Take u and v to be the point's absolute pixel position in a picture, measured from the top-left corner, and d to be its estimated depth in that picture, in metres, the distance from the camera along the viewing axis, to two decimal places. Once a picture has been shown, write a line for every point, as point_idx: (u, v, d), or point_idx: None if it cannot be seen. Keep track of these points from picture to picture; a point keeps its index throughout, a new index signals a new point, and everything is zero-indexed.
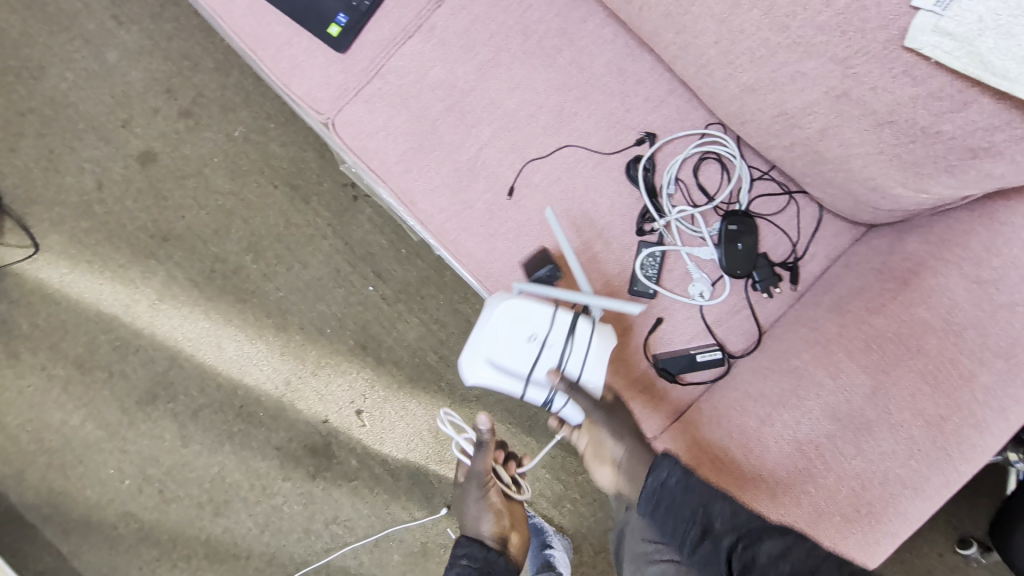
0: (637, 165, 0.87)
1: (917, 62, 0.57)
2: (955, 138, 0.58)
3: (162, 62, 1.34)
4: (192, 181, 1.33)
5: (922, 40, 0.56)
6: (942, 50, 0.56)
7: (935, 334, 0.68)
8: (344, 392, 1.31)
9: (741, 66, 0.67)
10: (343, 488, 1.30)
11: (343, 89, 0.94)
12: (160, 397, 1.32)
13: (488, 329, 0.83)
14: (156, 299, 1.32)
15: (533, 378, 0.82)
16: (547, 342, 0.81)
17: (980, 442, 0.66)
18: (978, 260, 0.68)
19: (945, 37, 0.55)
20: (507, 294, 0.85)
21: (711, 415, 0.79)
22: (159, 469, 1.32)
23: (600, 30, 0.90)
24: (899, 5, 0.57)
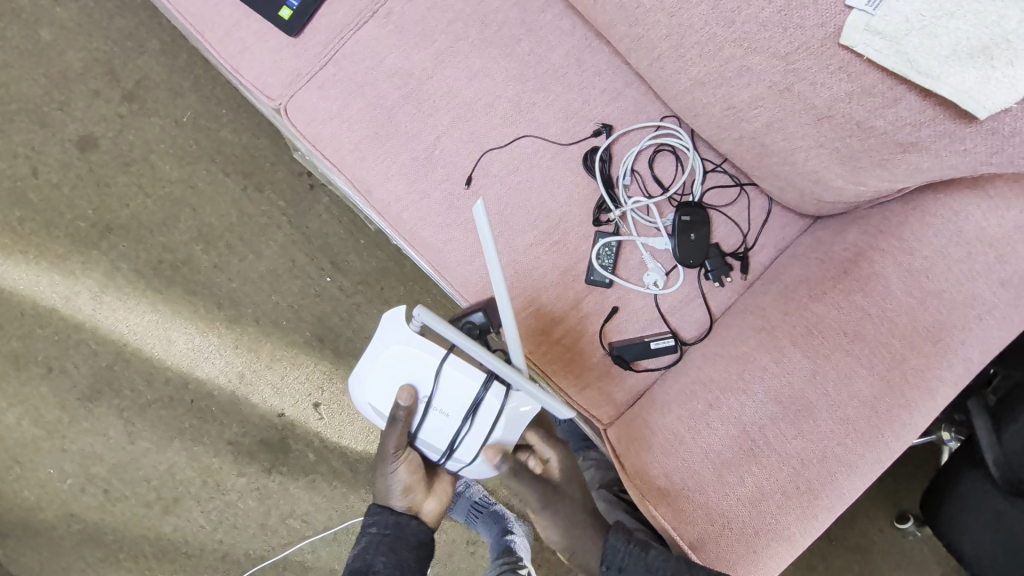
0: (594, 157, 0.88)
1: (852, 59, 0.59)
2: (887, 133, 0.61)
3: (102, 42, 1.28)
4: (137, 167, 1.28)
5: (855, 38, 0.58)
6: (872, 48, 0.58)
7: (871, 320, 0.72)
8: (301, 385, 1.28)
9: (691, 61, 0.69)
10: (300, 482, 1.28)
11: (296, 75, 0.91)
12: (103, 393, 1.27)
13: (382, 375, 0.76)
14: (98, 291, 1.27)
15: (421, 439, 0.77)
16: (443, 410, 0.75)
17: (909, 421, 0.72)
18: (911, 250, 0.72)
19: (876, 35, 0.57)
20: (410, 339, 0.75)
21: (662, 400, 0.81)
22: (103, 468, 1.27)
23: (558, 21, 0.90)
24: (835, 4, 0.58)
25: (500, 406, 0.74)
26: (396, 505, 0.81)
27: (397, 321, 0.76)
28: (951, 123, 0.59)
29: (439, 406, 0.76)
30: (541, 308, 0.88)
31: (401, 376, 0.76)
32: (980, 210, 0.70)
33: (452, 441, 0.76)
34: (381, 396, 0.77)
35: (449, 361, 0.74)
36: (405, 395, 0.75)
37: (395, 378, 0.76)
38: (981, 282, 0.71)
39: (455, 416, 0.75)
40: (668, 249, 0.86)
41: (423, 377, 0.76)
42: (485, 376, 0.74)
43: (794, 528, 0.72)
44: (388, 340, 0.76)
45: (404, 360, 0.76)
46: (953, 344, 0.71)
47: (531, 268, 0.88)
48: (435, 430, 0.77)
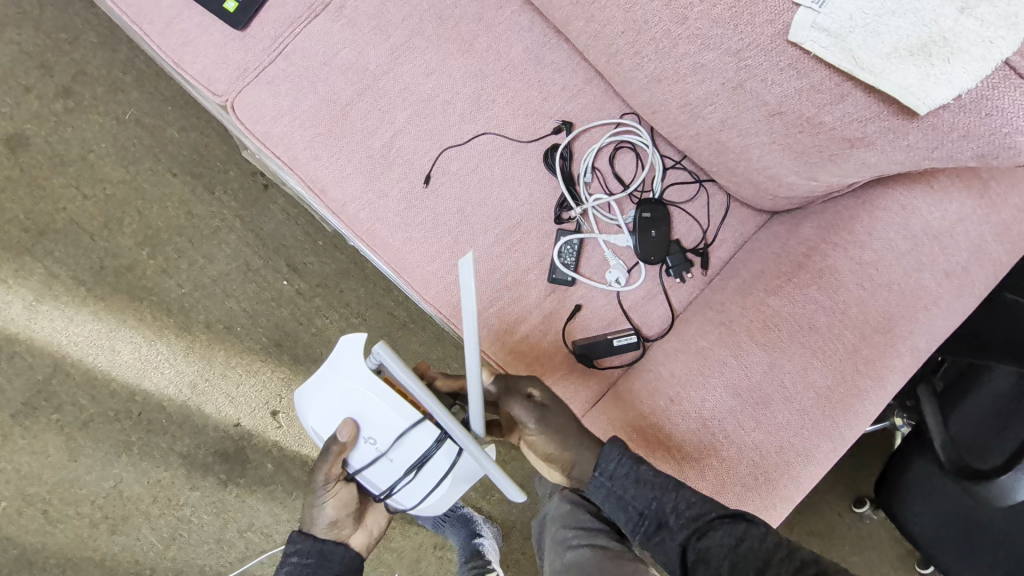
0: (555, 154, 0.87)
1: (800, 56, 0.60)
2: (835, 129, 0.62)
3: (33, 35, 1.20)
4: (75, 167, 1.20)
5: (803, 35, 0.58)
6: (820, 45, 0.58)
7: (824, 312, 0.74)
8: (258, 392, 1.23)
9: (647, 57, 0.69)
10: (258, 494, 1.23)
11: (243, 69, 0.87)
12: (41, 408, 1.19)
13: (328, 405, 0.72)
14: (33, 299, 1.19)
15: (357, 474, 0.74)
16: (387, 456, 0.72)
17: (860, 409, 0.74)
18: (861, 243, 0.74)
19: (822, 32, 0.57)
20: (364, 378, 0.71)
21: (623, 396, 0.81)
22: (42, 488, 1.19)
23: (516, 17, 0.89)
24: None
25: (448, 463, 0.73)
26: (320, 534, 0.79)
27: (355, 355, 0.71)
28: (895, 119, 0.59)
29: (383, 448, 0.72)
30: (502, 308, 0.87)
31: (348, 409, 0.72)
32: (924, 203, 0.73)
33: (390, 487, 0.74)
34: (322, 424, 0.73)
35: (402, 411, 0.71)
36: (346, 432, 0.71)
37: (341, 410, 0.72)
38: (926, 273, 0.73)
39: (398, 465, 0.72)
40: (630, 247, 0.87)
41: (370, 418, 0.71)
42: (438, 434, 0.71)
43: None
44: (342, 370, 0.72)
45: (354, 396, 0.71)
46: (901, 334, 0.74)
47: (493, 267, 0.87)
48: (375, 472, 0.73)
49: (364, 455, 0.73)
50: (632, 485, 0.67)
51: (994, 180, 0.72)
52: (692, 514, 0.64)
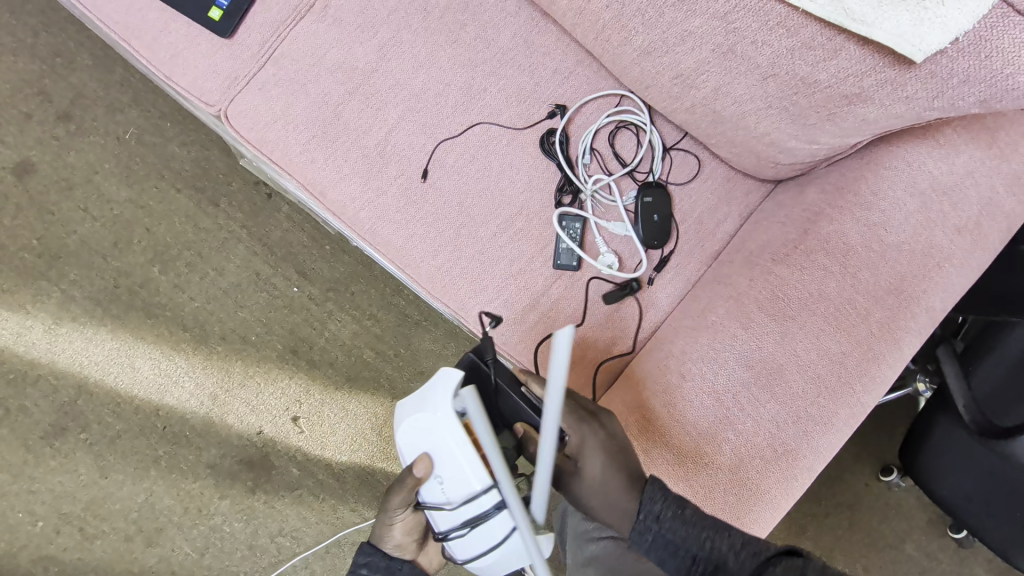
0: (551, 139, 0.86)
1: (789, 13, 0.58)
2: (831, 86, 0.60)
3: (30, 62, 1.22)
4: (81, 190, 1.22)
5: None
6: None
7: (834, 278, 0.72)
8: (277, 399, 1.25)
9: (634, 29, 0.68)
10: (285, 499, 1.25)
11: (233, 78, 0.88)
12: (69, 428, 1.22)
13: (412, 427, 0.71)
14: (53, 323, 1.21)
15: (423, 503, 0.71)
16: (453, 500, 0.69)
17: (878, 373, 0.72)
18: (867, 205, 0.72)
19: None
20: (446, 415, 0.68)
21: (636, 378, 0.79)
22: (76, 506, 1.22)
23: (502, 3, 0.88)
24: None
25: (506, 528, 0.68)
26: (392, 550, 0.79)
27: (445, 393, 0.69)
28: (892, 70, 0.57)
29: (449, 491, 0.69)
30: (509, 299, 0.87)
31: (421, 444, 0.71)
32: (931, 158, 0.71)
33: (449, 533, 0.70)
34: (405, 443, 0.72)
35: (472, 460, 0.67)
36: (421, 466, 0.71)
37: (416, 441, 0.71)
38: (937, 230, 0.71)
39: (459, 514, 0.68)
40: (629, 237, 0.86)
41: (443, 457, 0.69)
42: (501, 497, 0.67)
43: (775, 492, 0.71)
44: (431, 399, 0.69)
45: (432, 433, 0.69)
46: (916, 294, 0.72)
47: (497, 258, 0.87)
48: (431, 512, 0.71)
49: (433, 492, 0.70)
50: (679, 527, 0.62)
51: (1004, 130, 0.70)
52: (750, 551, 0.59)
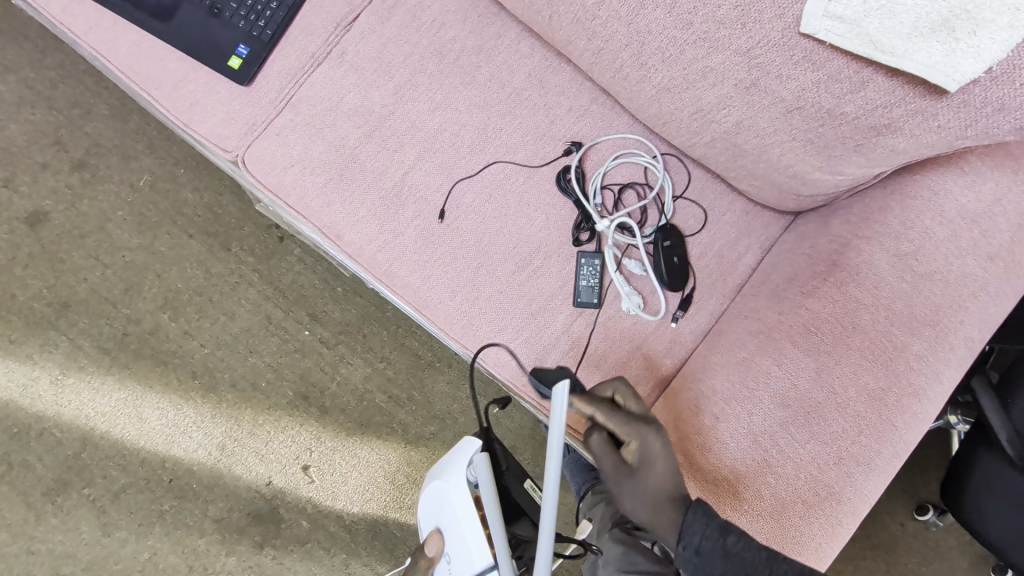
0: (567, 175, 0.86)
1: (815, 47, 0.57)
2: (859, 117, 0.59)
3: (47, 114, 1.24)
4: (93, 238, 1.22)
5: (816, 26, 0.56)
6: (834, 33, 0.55)
7: (867, 310, 0.70)
8: (288, 448, 1.21)
9: (654, 67, 0.68)
10: (295, 554, 1.19)
11: (251, 124, 0.88)
12: (72, 483, 1.18)
13: (430, 511, 0.75)
14: (60, 374, 1.19)
15: None
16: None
17: (919, 409, 0.69)
18: (895, 234, 0.71)
19: (836, 20, 0.54)
20: (441, 484, 0.72)
21: (667, 419, 0.76)
22: (76, 567, 1.16)
23: (516, 45, 0.90)
24: None
25: None
26: None
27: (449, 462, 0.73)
28: (922, 99, 0.56)
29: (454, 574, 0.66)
30: (530, 338, 0.85)
31: (439, 517, 0.72)
32: (957, 186, 0.70)
33: None
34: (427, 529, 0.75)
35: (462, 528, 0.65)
36: (434, 543, 0.71)
37: (435, 515, 0.73)
38: (969, 258, 0.69)
39: None
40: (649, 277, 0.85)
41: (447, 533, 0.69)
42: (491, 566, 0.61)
43: (820, 540, 0.66)
44: (437, 477, 0.74)
45: (449, 508, 0.69)
46: (953, 325, 0.69)
47: (515, 296, 0.85)
48: None
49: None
50: None
51: None
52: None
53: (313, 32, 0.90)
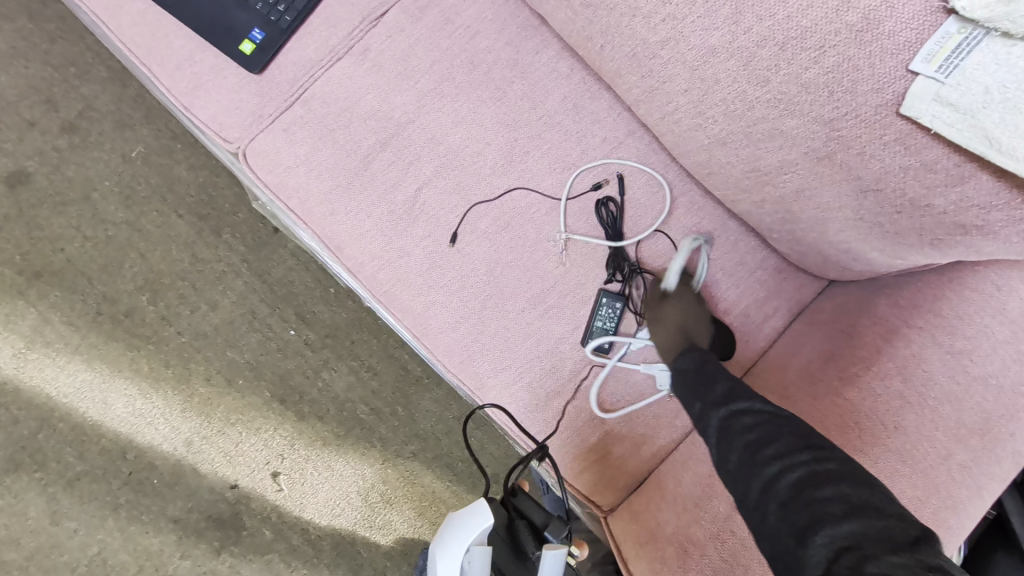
0: (599, 208, 0.79)
1: (913, 131, 0.52)
2: (946, 213, 0.53)
3: (41, 68, 1.15)
4: (76, 207, 1.14)
5: (921, 108, 0.50)
6: (942, 121, 0.49)
7: (912, 410, 0.63)
8: (259, 452, 1.14)
9: (713, 118, 0.63)
10: (253, 565, 1.12)
11: (257, 115, 0.81)
12: (24, 466, 1.10)
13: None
14: (24, 347, 1.11)
15: None
16: None
17: (957, 525, 0.62)
18: (950, 329, 0.64)
19: (947, 107, 0.49)
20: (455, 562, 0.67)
21: (676, 495, 0.71)
22: (19, 554, 1.09)
23: (554, 64, 0.82)
24: (894, 69, 0.51)
25: None
26: None
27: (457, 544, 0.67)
28: None
29: None
30: (531, 383, 0.78)
31: None
32: None
33: None
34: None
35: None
36: None
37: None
38: None
39: None
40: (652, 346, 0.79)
41: None
42: None
43: None
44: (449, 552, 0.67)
45: None
46: (1004, 437, 0.62)
47: (523, 336, 0.78)
48: None
49: None
50: None
51: None
52: None
53: (336, 24, 0.82)
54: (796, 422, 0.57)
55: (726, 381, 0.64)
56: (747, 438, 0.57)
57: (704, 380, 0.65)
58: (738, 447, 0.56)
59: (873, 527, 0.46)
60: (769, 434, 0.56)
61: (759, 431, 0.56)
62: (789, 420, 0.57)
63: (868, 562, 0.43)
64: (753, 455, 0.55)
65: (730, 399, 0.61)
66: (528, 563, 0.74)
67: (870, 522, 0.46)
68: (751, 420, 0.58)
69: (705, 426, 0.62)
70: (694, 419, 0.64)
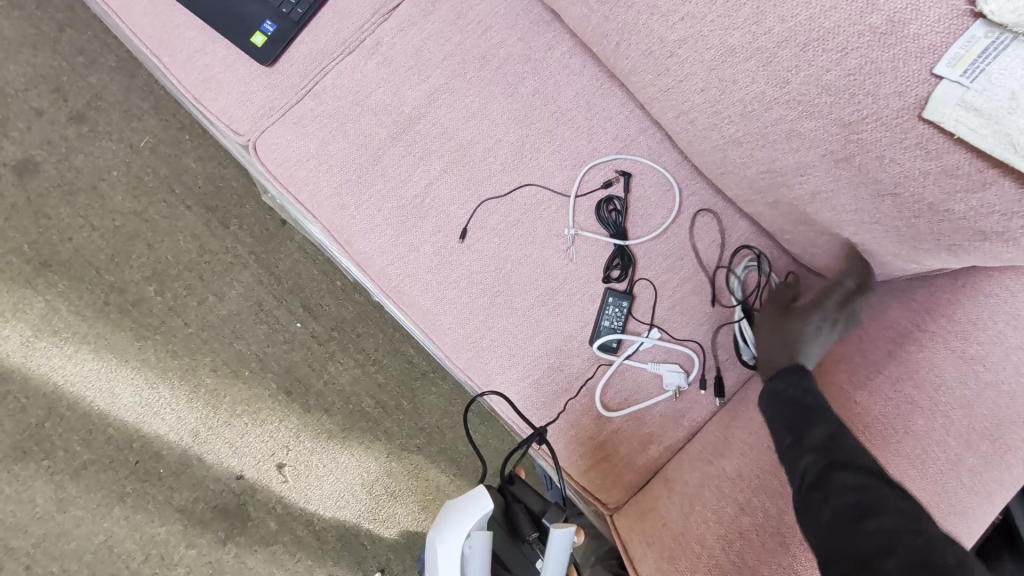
0: (610, 206, 0.79)
1: (935, 136, 0.52)
2: (965, 219, 0.53)
3: (50, 57, 1.14)
4: (84, 197, 1.14)
5: (944, 113, 0.50)
6: (965, 125, 0.49)
7: (922, 415, 0.63)
8: (264, 443, 1.14)
9: (730, 118, 0.62)
10: (258, 555, 1.13)
11: (267, 108, 0.80)
12: (32, 453, 1.11)
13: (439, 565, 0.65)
14: (32, 335, 1.11)
15: None
16: None
17: (966, 530, 0.62)
18: (963, 334, 0.64)
19: (971, 111, 0.49)
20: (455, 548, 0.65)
21: (683, 494, 0.70)
22: (27, 541, 1.10)
23: (566, 60, 0.81)
24: (920, 72, 0.51)
25: None
26: None
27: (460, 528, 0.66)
28: None
29: None
30: (539, 380, 0.78)
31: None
32: None
33: None
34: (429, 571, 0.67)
35: None
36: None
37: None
38: None
39: None
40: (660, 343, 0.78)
41: None
42: None
43: None
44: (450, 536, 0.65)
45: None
46: (1015, 443, 0.62)
47: (531, 333, 0.78)
48: None
49: None
50: None
51: None
52: None
53: (347, 16, 0.81)
54: (892, 489, 0.56)
55: (829, 419, 0.61)
56: (848, 500, 0.55)
57: (803, 413, 0.62)
58: (837, 507, 0.55)
59: None
60: (873, 505, 0.55)
61: (868, 497, 0.55)
62: (886, 484, 0.56)
63: None
64: (854, 523, 0.54)
65: (830, 447, 0.59)
66: (524, 544, 0.76)
67: None
68: (853, 479, 0.56)
69: (798, 465, 0.59)
70: (784, 453, 0.62)
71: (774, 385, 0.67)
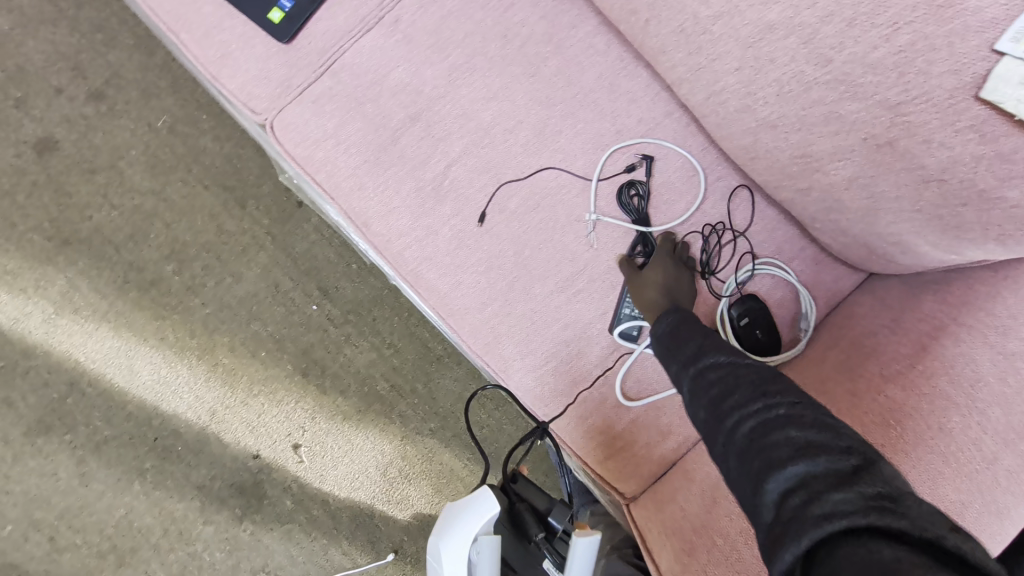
0: (631, 192, 0.76)
1: (993, 118, 0.49)
2: (1017, 206, 0.51)
3: (69, 34, 1.14)
4: (104, 175, 1.14)
5: (1005, 93, 0.48)
6: None
7: (957, 411, 0.61)
8: (280, 424, 1.15)
9: (764, 99, 0.62)
10: (274, 533, 1.14)
11: (285, 86, 0.79)
12: (54, 428, 1.12)
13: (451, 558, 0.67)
14: (53, 312, 1.12)
15: None
16: None
17: (1001, 530, 0.59)
18: (1003, 329, 0.61)
19: None
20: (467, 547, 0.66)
21: (704, 487, 0.69)
22: (50, 513, 1.12)
23: (590, 40, 0.79)
24: (977, 48, 0.48)
25: None
26: None
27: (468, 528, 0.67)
28: None
29: None
30: (557, 367, 0.77)
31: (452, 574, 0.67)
32: None
33: None
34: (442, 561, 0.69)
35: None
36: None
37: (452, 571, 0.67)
38: None
39: None
40: None
41: None
42: None
43: None
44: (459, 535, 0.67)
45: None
46: None
47: (550, 320, 0.77)
48: None
49: None
50: None
51: None
52: None
53: None
54: (756, 370, 0.53)
55: (699, 339, 0.60)
56: (711, 392, 0.52)
57: (678, 341, 0.62)
58: (706, 403, 0.52)
59: (842, 475, 0.41)
60: (731, 385, 0.52)
61: (726, 384, 0.52)
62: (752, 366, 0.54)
63: (815, 508, 0.39)
64: (714, 405, 0.51)
65: (699, 354, 0.58)
66: (532, 545, 0.78)
67: (852, 486, 0.40)
68: (716, 375, 0.54)
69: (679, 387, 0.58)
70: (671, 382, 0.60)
71: (660, 324, 0.67)
